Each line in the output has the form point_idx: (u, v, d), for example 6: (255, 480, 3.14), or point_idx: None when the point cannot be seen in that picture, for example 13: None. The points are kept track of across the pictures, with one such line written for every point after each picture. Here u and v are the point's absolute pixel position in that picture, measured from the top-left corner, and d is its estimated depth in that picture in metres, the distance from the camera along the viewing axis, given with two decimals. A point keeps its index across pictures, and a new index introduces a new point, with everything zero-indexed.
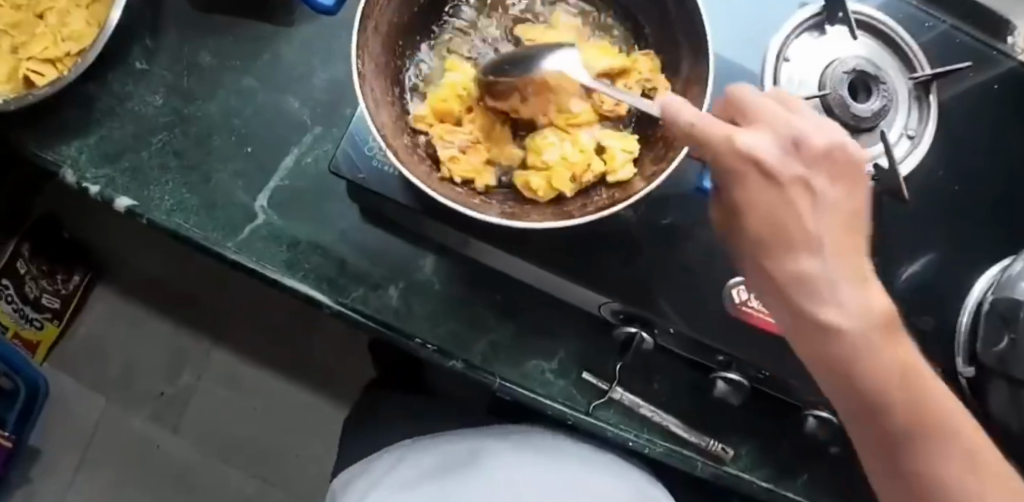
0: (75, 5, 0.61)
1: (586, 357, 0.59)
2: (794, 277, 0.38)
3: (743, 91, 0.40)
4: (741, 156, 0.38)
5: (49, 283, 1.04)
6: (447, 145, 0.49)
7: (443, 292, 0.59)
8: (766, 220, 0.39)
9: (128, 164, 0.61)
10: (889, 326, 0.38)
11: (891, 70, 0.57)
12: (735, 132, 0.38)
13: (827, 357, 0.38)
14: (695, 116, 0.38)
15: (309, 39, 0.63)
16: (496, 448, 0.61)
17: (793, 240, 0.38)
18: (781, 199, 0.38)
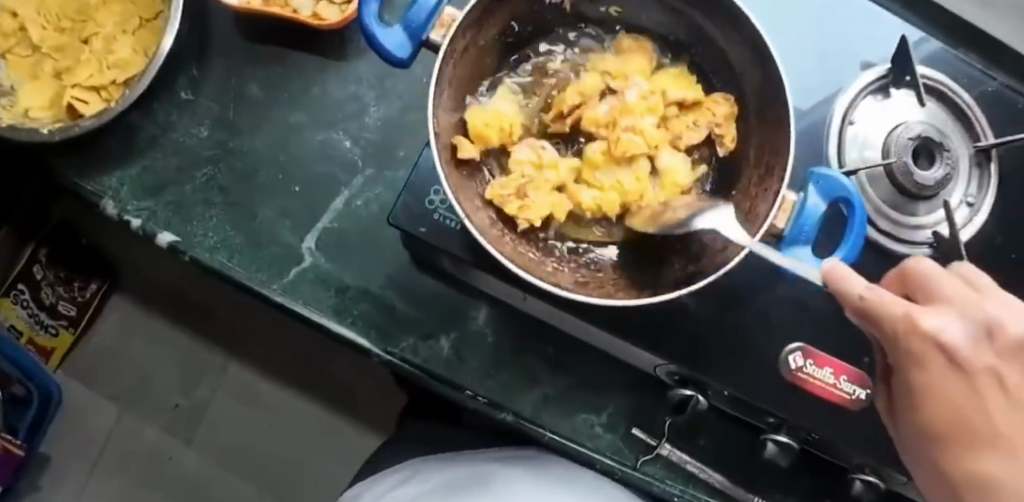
0: (120, 31, 0.60)
1: (632, 412, 0.59)
2: (945, 388, 0.42)
3: (923, 267, 0.44)
4: (918, 328, 0.41)
5: (64, 290, 1.04)
6: (513, 188, 0.48)
7: (494, 345, 0.59)
8: (952, 392, 0.42)
9: (171, 198, 0.59)
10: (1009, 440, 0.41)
11: (955, 136, 0.57)
12: (907, 306, 0.42)
13: (930, 429, 0.43)
14: (861, 295, 0.42)
15: (361, 75, 0.61)
16: (506, 481, 0.58)
17: (944, 365, 0.42)
18: (930, 354, 0.42)
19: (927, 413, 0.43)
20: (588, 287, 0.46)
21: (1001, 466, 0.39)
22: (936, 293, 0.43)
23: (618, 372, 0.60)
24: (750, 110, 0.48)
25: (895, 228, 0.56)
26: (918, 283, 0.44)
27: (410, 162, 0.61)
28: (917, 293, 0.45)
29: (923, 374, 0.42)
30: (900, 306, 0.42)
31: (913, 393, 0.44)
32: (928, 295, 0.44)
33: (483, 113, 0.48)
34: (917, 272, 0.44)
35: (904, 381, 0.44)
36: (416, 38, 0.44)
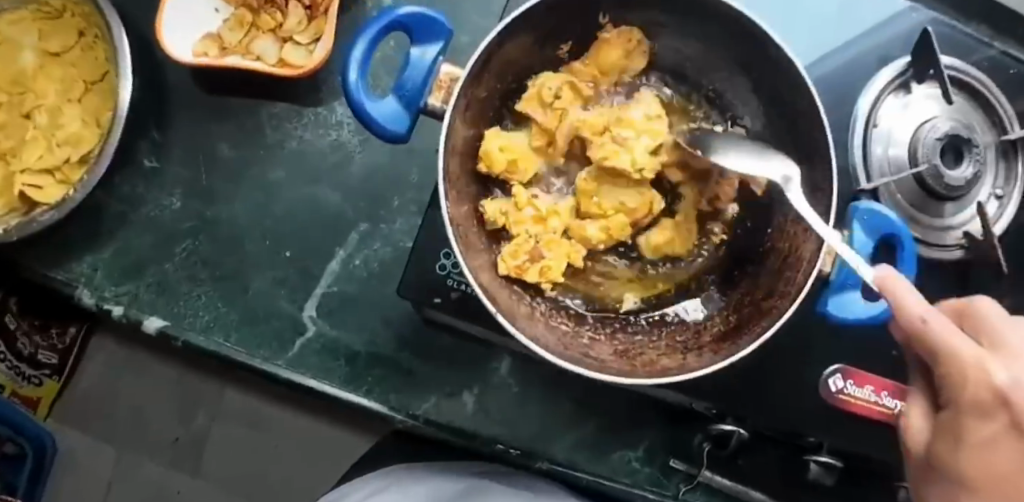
0: (65, 99, 0.54)
1: (673, 444, 0.55)
2: (995, 446, 0.35)
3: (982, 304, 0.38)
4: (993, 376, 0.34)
5: (42, 338, 0.82)
6: (528, 258, 0.44)
7: (520, 395, 0.55)
8: (1005, 454, 0.35)
9: (152, 278, 0.55)
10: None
11: (980, 127, 0.54)
12: (986, 362, 0.34)
13: (970, 487, 0.36)
14: (921, 315, 0.34)
15: (340, 120, 0.56)
16: None
17: (1003, 426, 0.35)
18: (999, 413, 0.35)
19: (965, 468, 0.36)
20: (630, 356, 0.42)
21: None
22: (1008, 346, 0.36)
23: (657, 409, 0.55)
24: (784, 141, 0.44)
25: (922, 231, 0.53)
26: (988, 328, 0.37)
27: (406, 210, 0.55)
28: (979, 337, 0.37)
29: (984, 429, 0.35)
30: (975, 365, 0.34)
31: (957, 441, 0.36)
32: (994, 342, 0.36)
33: (491, 139, 0.44)
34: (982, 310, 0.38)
35: (974, 428, 0.36)
36: (412, 107, 0.40)
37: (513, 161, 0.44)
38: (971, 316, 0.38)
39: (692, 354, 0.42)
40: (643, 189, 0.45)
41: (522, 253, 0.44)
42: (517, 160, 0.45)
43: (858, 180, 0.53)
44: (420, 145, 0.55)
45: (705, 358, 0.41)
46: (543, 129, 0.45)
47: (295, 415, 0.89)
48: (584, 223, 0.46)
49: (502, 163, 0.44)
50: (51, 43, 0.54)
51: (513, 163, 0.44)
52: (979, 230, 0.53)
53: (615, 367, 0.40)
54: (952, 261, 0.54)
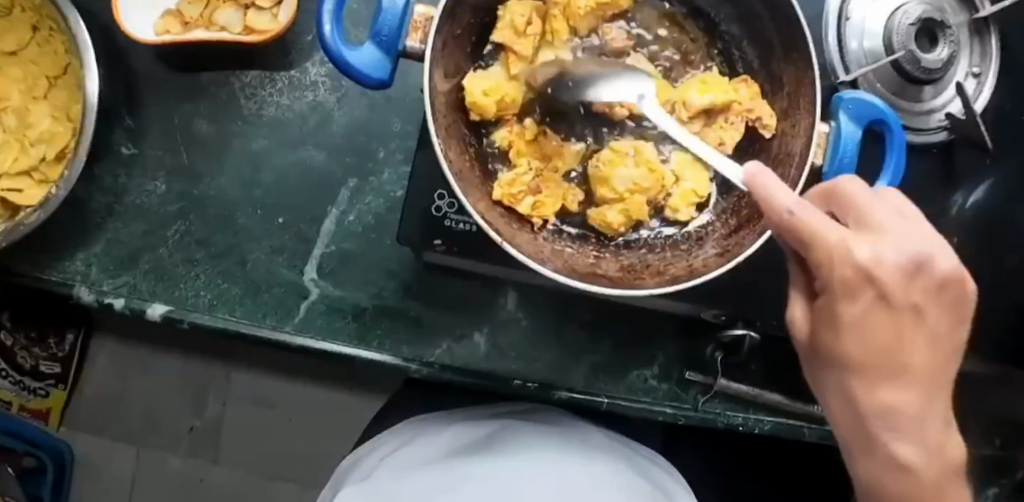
0: (30, 98, 0.54)
1: (687, 356, 0.56)
2: (871, 324, 0.33)
3: (847, 186, 0.33)
4: (832, 248, 0.31)
5: (41, 350, 0.81)
6: (524, 188, 0.44)
7: (531, 327, 0.55)
8: (878, 330, 0.33)
9: (147, 265, 0.55)
10: (852, 327, 0.33)
11: (951, 9, 0.54)
12: (849, 242, 0.31)
13: (848, 367, 0.34)
14: (789, 209, 0.31)
15: (315, 80, 0.55)
16: (524, 438, 0.53)
17: (871, 301, 0.33)
18: (865, 289, 0.32)
19: (851, 350, 0.34)
20: (637, 270, 0.43)
21: (897, 394, 0.34)
22: (877, 223, 0.33)
23: (666, 323, 0.56)
24: (763, 37, 0.44)
25: (904, 118, 0.54)
26: (853, 206, 0.33)
27: (394, 160, 0.55)
28: (845, 218, 0.34)
29: (854, 310, 0.33)
30: (839, 244, 0.31)
31: (834, 326, 0.34)
32: (861, 220, 0.33)
33: (473, 84, 0.43)
34: (839, 191, 0.34)
35: (835, 310, 0.33)
36: (392, 52, 0.39)
37: (500, 100, 0.44)
38: (832, 194, 0.34)
39: (698, 262, 0.42)
40: (650, 166, 0.44)
41: (520, 193, 0.44)
42: (506, 97, 0.44)
43: (837, 74, 0.53)
44: (398, 93, 0.55)
45: (711, 261, 0.42)
46: (521, 56, 0.44)
47: (307, 386, 0.89)
48: (603, 209, 0.45)
49: (492, 106, 0.43)
50: (6, 42, 0.53)
51: (503, 102, 0.44)
52: (961, 109, 0.54)
53: (623, 281, 0.41)
54: (937, 143, 0.55)
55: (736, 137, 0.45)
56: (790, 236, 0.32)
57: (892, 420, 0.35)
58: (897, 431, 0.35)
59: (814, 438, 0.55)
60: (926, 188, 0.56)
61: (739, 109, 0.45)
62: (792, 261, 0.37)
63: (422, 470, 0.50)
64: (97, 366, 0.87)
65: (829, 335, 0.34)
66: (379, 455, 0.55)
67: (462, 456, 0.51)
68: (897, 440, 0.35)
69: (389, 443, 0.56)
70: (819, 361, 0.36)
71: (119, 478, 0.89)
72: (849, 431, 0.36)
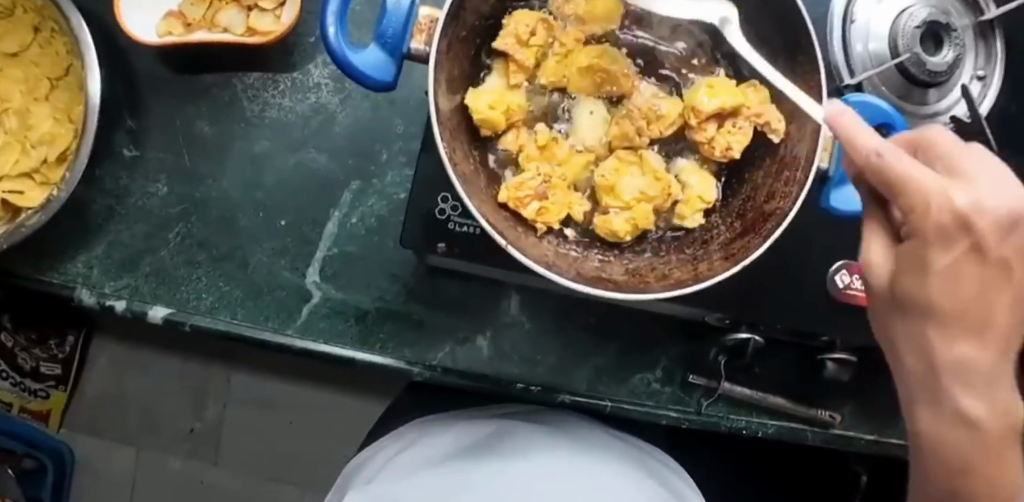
0: (31, 99, 0.53)
1: (690, 359, 0.56)
2: (958, 277, 0.29)
3: (930, 136, 0.32)
4: (884, 179, 0.30)
5: (41, 351, 0.81)
6: (530, 193, 0.43)
7: (534, 330, 0.55)
8: (965, 280, 0.29)
9: (149, 268, 0.55)
10: (949, 266, 0.29)
11: (957, 12, 0.54)
12: (948, 188, 0.29)
13: (924, 316, 0.30)
14: (874, 148, 0.29)
15: (318, 82, 0.55)
16: (527, 440, 0.54)
17: (965, 252, 0.29)
18: (960, 235, 0.29)
19: (935, 302, 0.29)
20: (642, 274, 0.43)
21: (972, 348, 0.30)
22: (964, 170, 0.30)
23: (670, 326, 0.56)
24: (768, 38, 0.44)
25: (910, 121, 0.53)
26: (939, 156, 0.31)
27: (396, 163, 0.54)
28: (931, 166, 0.31)
29: (945, 260, 0.29)
30: (934, 190, 0.29)
31: (918, 272, 0.30)
32: (952, 168, 0.30)
33: (477, 99, 0.43)
34: (927, 140, 0.32)
35: (919, 254, 0.30)
36: (396, 54, 0.39)
37: (506, 111, 0.43)
38: (917, 144, 0.32)
39: (705, 267, 0.42)
40: (658, 176, 0.44)
41: (525, 200, 0.43)
42: (511, 108, 0.44)
43: (842, 76, 0.53)
44: (401, 95, 0.54)
45: (717, 265, 0.41)
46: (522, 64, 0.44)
47: (308, 388, 0.89)
48: (611, 216, 0.44)
49: (497, 117, 0.43)
50: (8, 44, 0.53)
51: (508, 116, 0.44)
52: (966, 112, 0.54)
53: (628, 285, 0.41)
54: None
55: (746, 140, 0.44)
56: (875, 180, 0.30)
57: (969, 389, 0.30)
58: (969, 385, 0.30)
59: (818, 441, 0.55)
60: None
61: (746, 113, 0.43)
62: (867, 199, 0.34)
63: (433, 471, 0.52)
64: (97, 368, 0.87)
65: (908, 289, 0.30)
66: (382, 457, 0.54)
67: (471, 456, 0.53)
68: (968, 391, 0.30)
69: (390, 445, 0.55)
70: (903, 314, 0.31)
71: (118, 481, 0.89)
72: (925, 399, 0.32)
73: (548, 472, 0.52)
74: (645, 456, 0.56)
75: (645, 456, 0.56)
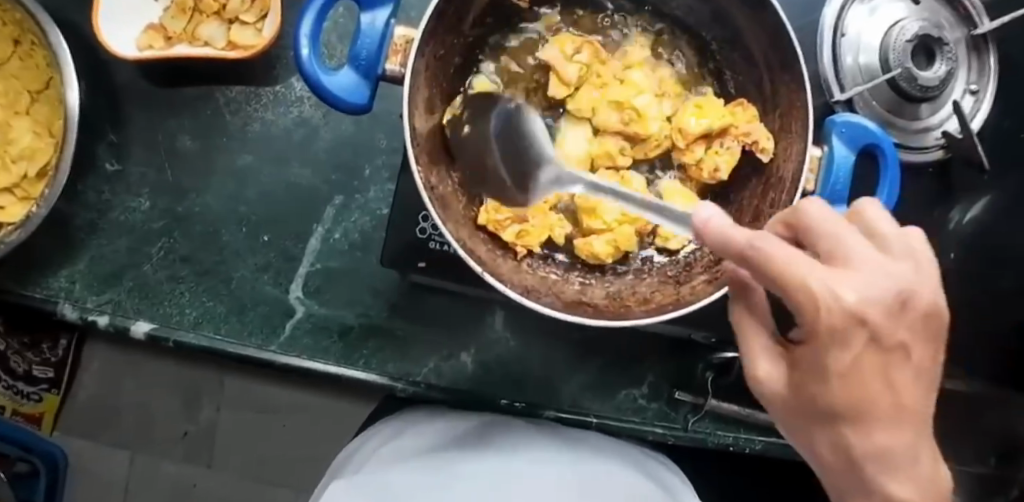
0: (12, 113, 0.53)
1: (677, 375, 0.55)
2: (859, 374, 0.29)
3: (812, 214, 0.29)
4: (767, 277, 0.27)
5: (33, 355, 0.78)
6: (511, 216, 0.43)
7: (518, 346, 0.55)
8: (866, 377, 0.29)
9: (132, 282, 0.54)
10: (844, 371, 0.28)
11: (948, 25, 0.53)
12: (829, 280, 0.26)
13: (829, 415, 0.30)
14: (748, 241, 0.27)
15: (300, 96, 0.54)
16: (516, 441, 0.51)
17: (861, 347, 0.28)
18: (856, 336, 0.27)
19: (842, 403, 0.29)
20: (623, 298, 0.42)
21: (891, 436, 0.30)
22: (845, 252, 0.28)
23: (657, 342, 0.55)
24: (750, 56, 0.44)
25: (900, 136, 0.53)
26: (820, 236, 0.28)
27: (379, 177, 0.54)
28: (811, 247, 0.29)
29: (844, 357, 0.28)
30: (823, 288, 0.26)
31: (822, 376, 0.29)
32: (830, 250, 0.28)
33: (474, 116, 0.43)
34: (805, 226, 0.29)
35: (825, 361, 0.28)
36: (370, 76, 0.38)
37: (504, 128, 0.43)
38: (797, 221, 0.30)
39: (687, 292, 0.40)
40: None
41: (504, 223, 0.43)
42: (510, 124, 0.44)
43: (832, 90, 0.52)
44: (382, 109, 0.54)
45: (700, 289, 0.40)
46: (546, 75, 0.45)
47: None
48: (590, 239, 0.44)
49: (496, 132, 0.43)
50: None
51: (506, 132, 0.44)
52: (957, 128, 0.53)
53: (608, 309, 0.40)
54: (934, 162, 0.54)
55: (732, 162, 0.44)
56: (751, 270, 0.27)
57: (895, 475, 0.30)
58: (892, 476, 0.30)
59: (805, 457, 0.54)
60: (924, 205, 0.55)
61: (735, 133, 0.44)
62: (737, 299, 0.34)
63: (415, 463, 0.50)
64: (90, 372, 0.84)
65: (811, 414, 0.30)
66: (365, 450, 0.52)
67: (457, 451, 0.50)
68: (903, 488, 0.31)
69: (375, 436, 0.53)
70: (800, 415, 0.31)
71: (112, 482, 0.86)
72: (851, 491, 0.32)
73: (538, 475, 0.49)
74: (646, 459, 0.54)
75: (646, 460, 0.54)
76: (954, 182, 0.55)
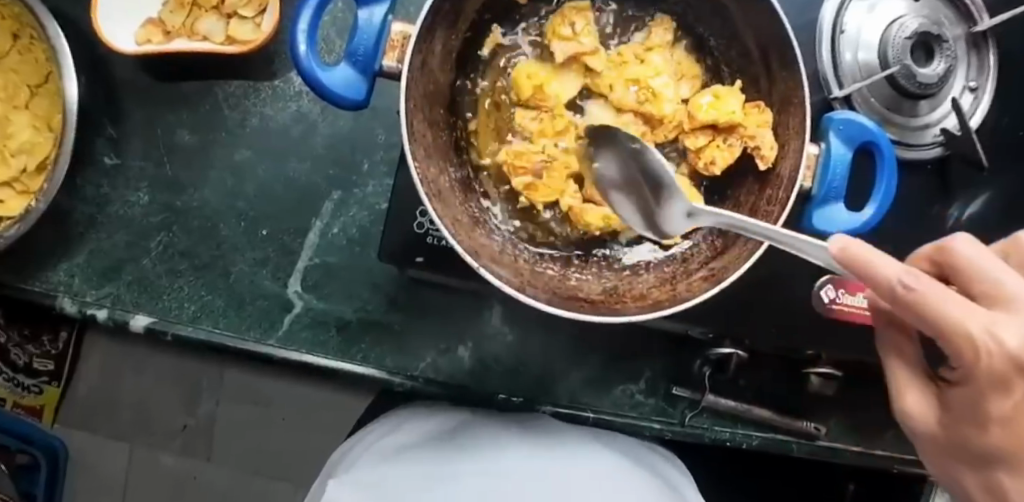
0: (11, 107, 0.53)
1: (674, 371, 0.55)
2: (1021, 418, 0.29)
3: (959, 254, 0.28)
4: (939, 330, 0.26)
5: (33, 347, 0.78)
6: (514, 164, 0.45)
7: (516, 341, 0.55)
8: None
9: (131, 276, 0.54)
10: (1007, 416, 0.28)
11: (948, 21, 0.53)
12: (998, 327, 0.26)
13: (986, 459, 0.30)
14: (901, 281, 0.26)
15: (298, 91, 0.54)
16: (508, 440, 0.52)
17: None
18: (1019, 383, 0.27)
19: (1000, 446, 0.29)
20: (619, 294, 0.42)
21: None
22: (1011, 296, 0.27)
23: (654, 337, 0.55)
24: (750, 53, 0.43)
25: (898, 133, 0.53)
26: (973, 276, 0.27)
27: (378, 172, 0.54)
28: (966, 289, 0.28)
29: (1005, 405, 0.28)
30: (988, 333, 0.26)
31: (979, 420, 0.29)
32: (989, 293, 0.27)
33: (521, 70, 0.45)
34: (959, 265, 0.28)
35: (983, 409, 0.29)
36: (368, 72, 0.38)
37: (544, 91, 0.44)
38: (945, 262, 0.28)
39: (682, 289, 0.41)
40: None
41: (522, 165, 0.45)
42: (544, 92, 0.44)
43: (830, 87, 0.52)
44: (381, 104, 0.53)
45: (695, 286, 0.40)
46: (583, 56, 0.45)
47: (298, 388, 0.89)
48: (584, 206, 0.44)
49: (530, 89, 0.44)
50: None
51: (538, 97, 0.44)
52: (956, 125, 0.53)
53: (604, 305, 0.40)
54: (932, 160, 0.54)
55: (730, 159, 0.44)
56: (915, 318, 0.26)
57: None
58: None
59: (803, 453, 0.55)
60: (921, 201, 0.55)
61: (742, 132, 0.43)
62: (881, 328, 0.33)
63: (409, 455, 0.51)
64: (89, 365, 0.84)
65: (963, 455, 0.31)
66: (365, 441, 0.54)
67: (448, 444, 0.52)
68: None
69: (372, 430, 0.55)
70: (954, 457, 0.31)
71: (112, 474, 0.87)
72: None
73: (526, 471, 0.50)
74: (641, 448, 0.55)
75: (639, 449, 0.55)
76: (953, 180, 0.55)
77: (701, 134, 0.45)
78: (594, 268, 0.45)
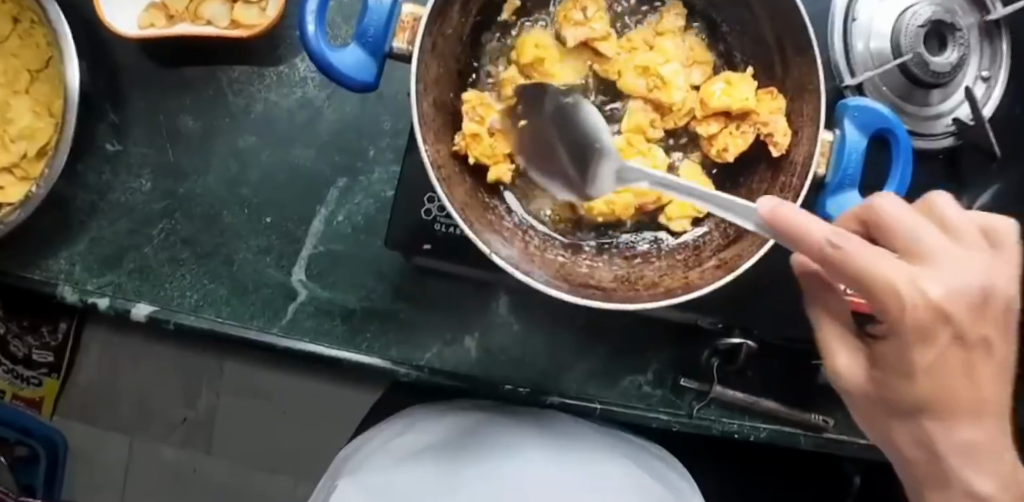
0: (11, 92, 0.52)
1: (682, 362, 0.55)
2: (944, 368, 0.29)
3: (881, 210, 0.29)
4: (858, 281, 0.27)
5: (33, 339, 0.77)
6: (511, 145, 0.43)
7: (523, 331, 0.54)
8: (951, 373, 0.29)
9: (132, 264, 0.54)
10: (932, 367, 0.29)
11: (961, 10, 0.52)
12: (915, 278, 0.27)
13: (913, 410, 0.31)
14: (829, 240, 0.27)
15: (304, 76, 0.53)
16: (518, 450, 0.51)
17: (947, 344, 0.29)
18: (941, 332, 0.28)
19: (923, 396, 0.30)
20: (630, 281, 0.42)
21: (972, 432, 0.31)
22: (928, 250, 0.28)
23: (663, 327, 0.55)
24: (764, 37, 0.43)
25: (910, 122, 0.52)
26: (890, 230, 0.29)
27: (384, 158, 0.53)
28: (886, 242, 0.29)
29: (927, 356, 0.29)
30: (907, 283, 0.27)
31: (902, 373, 0.30)
32: (909, 246, 0.29)
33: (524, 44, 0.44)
34: (879, 217, 0.29)
35: (904, 357, 0.29)
36: (378, 54, 0.38)
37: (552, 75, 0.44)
38: (868, 216, 0.30)
39: (695, 277, 0.40)
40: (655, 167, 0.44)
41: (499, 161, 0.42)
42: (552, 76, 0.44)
43: (841, 75, 0.52)
44: (387, 90, 0.53)
45: (709, 273, 0.40)
46: (593, 42, 0.44)
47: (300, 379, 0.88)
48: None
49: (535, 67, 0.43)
50: None
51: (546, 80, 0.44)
52: (968, 114, 0.52)
53: (617, 293, 0.40)
54: (943, 149, 0.54)
55: (743, 146, 0.43)
56: (837, 272, 0.28)
57: (978, 468, 0.31)
58: (973, 465, 0.31)
59: (811, 446, 0.54)
60: (932, 191, 0.54)
61: (755, 119, 0.43)
62: (815, 290, 0.35)
63: (418, 462, 0.50)
64: (89, 357, 0.83)
65: (891, 407, 0.32)
66: (369, 445, 0.53)
67: (461, 453, 0.51)
68: (977, 476, 0.32)
69: (381, 430, 0.53)
70: (885, 412, 0.32)
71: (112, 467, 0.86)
72: (923, 475, 0.33)
73: (539, 482, 0.50)
74: (645, 451, 0.55)
75: (645, 452, 0.55)
76: (964, 170, 0.54)
77: (712, 121, 0.44)
78: (605, 255, 0.45)
